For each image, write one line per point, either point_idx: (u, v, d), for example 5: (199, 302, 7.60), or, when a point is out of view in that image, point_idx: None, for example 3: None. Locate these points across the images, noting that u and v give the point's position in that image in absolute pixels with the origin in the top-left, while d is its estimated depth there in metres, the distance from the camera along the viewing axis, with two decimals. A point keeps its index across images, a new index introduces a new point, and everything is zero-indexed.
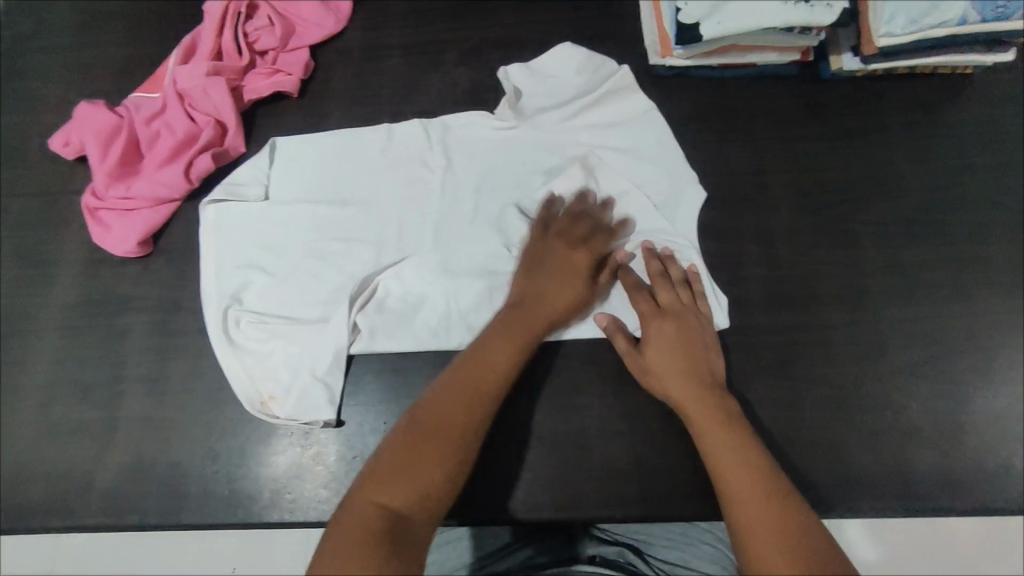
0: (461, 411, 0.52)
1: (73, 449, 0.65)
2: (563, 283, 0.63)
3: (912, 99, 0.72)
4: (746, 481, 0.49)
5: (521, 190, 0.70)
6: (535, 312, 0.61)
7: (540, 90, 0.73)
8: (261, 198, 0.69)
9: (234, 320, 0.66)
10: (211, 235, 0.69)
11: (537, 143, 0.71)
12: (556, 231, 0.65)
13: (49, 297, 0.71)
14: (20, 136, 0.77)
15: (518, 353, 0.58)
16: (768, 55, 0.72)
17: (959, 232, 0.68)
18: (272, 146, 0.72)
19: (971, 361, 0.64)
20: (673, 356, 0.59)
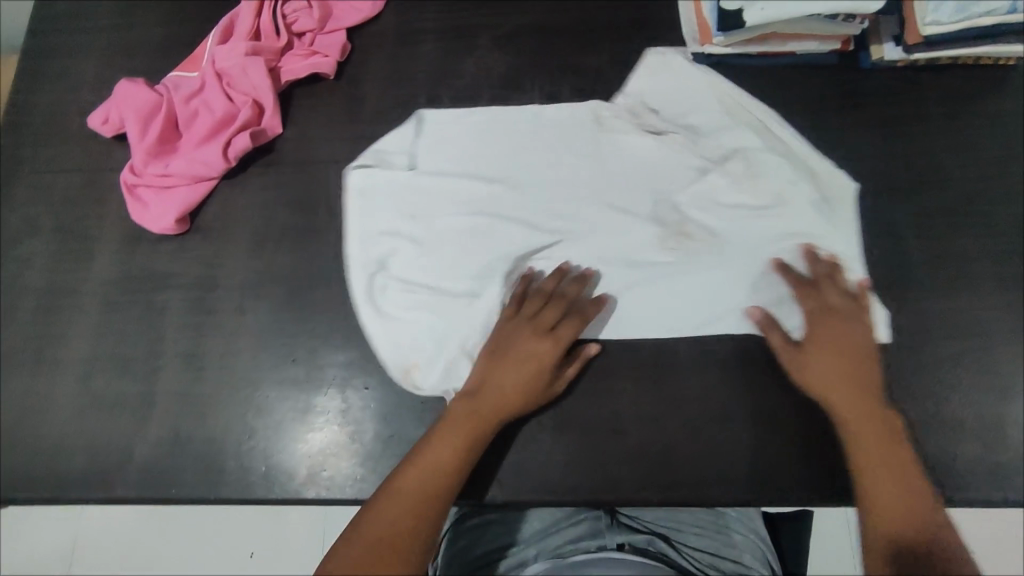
0: (408, 520, 0.55)
1: (112, 423, 0.66)
2: (518, 378, 0.61)
3: (954, 90, 0.72)
4: (905, 492, 0.54)
5: (670, 182, 0.69)
6: (488, 410, 0.60)
7: (669, 89, 0.73)
8: (405, 168, 0.71)
9: (380, 286, 0.67)
10: (355, 200, 0.70)
11: (689, 125, 0.71)
12: (525, 315, 0.63)
13: (87, 272, 0.71)
14: (59, 114, 0.77)
15: (466, 455, 0.58)
16: (808, 43, 0.71)
17: (1000, 224, 0.68)
18: (418, 119, 0.73)
19: (1011, 354, 0.64)
20: (840, 351, 0.60)
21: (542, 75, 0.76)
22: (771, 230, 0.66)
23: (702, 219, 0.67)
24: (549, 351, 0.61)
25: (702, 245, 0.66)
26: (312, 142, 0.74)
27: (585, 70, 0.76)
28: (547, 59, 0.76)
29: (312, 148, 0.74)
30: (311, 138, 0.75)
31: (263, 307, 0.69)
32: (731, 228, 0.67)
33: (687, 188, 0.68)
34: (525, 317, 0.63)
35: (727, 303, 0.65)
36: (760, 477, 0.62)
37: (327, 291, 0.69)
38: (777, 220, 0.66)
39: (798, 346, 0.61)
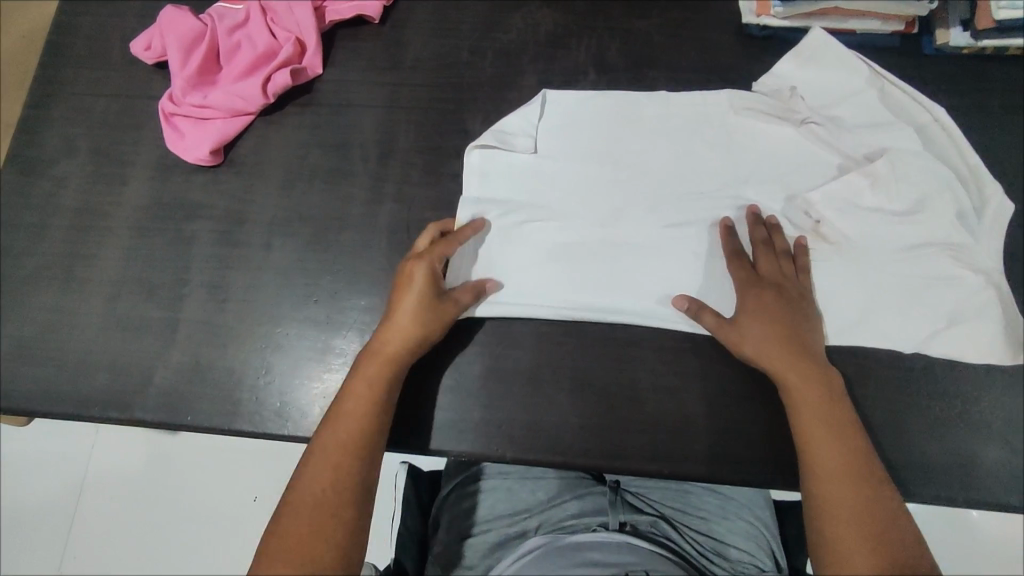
0: (329, 475, 0.52)
1: (135, 345, 0.67)
2: (394, 331, 0.59)
3: (1021, 83, 0.69)
4: (838, 459, 0.52)
5: (803, 182, 0.66)
6: (375, 371, 0.57)
7: (818, 84, 0.69)
8: (529, 151, 0.69)
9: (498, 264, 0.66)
10: (475, 180, 0.68)
11: (830, 122, 0.67)
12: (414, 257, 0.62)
13: (121, 196, 0.72)
14: (102, 38, 0.77)
15: (374, 398, 0.56)
16: (870, 22, 0.69)
17: None
18: (542, 98, 0.71)
19: None
20: (776, 328, 0.58)
21: (589, 35, 0.74)
22: (911, 240, 0.63)
23: (836, 220, 0.64)
24: (422, 265, 0.61)
25: (833, 248, 0.64)
26: (352, 85, 0.74)
27: (633, 34, 0.74)
28: (597, 20, 0.75)
29: (351, 91, 0.73)
30: (351, 82, 0.74)
31: (290, 245, 0.69)
32: (868, 236, 0.64)
33: (827, 186, 0.64)
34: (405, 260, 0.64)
35: (863, 309, 0.62)
36: (776, 458, 0.61)
37: (354, 235, 0.69)
38: (921, 232, 0.63)
39: (728, 321, 0.60)
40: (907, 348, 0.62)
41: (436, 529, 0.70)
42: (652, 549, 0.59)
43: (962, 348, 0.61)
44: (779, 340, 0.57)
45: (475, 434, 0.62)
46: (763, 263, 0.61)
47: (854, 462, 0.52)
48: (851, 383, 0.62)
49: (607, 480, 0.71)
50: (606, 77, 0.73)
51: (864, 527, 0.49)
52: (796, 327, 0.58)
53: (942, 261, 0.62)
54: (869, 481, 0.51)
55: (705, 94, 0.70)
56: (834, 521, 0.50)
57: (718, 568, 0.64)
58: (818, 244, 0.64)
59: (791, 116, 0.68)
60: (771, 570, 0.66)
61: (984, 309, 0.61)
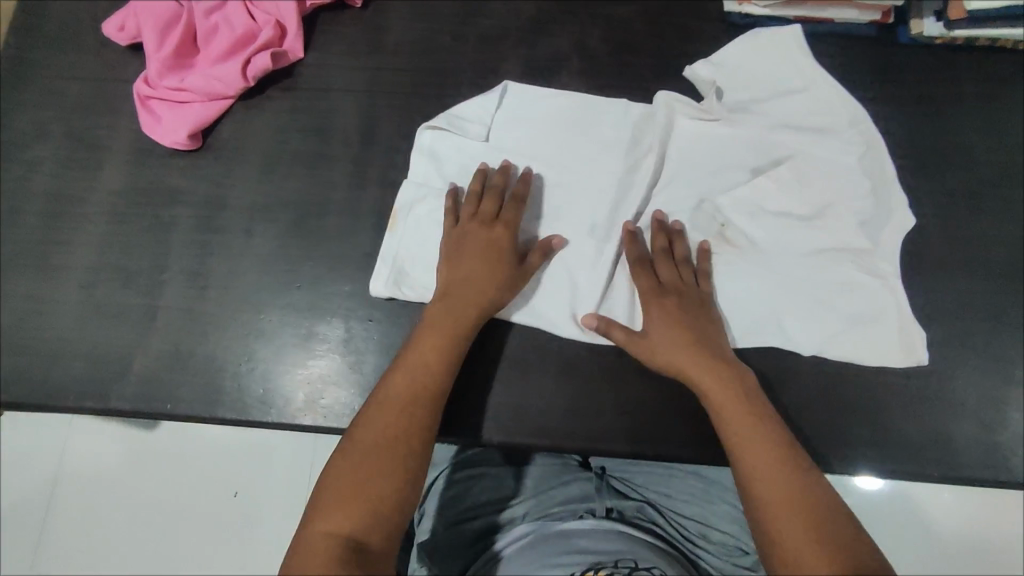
0: (393, 422, 0.53)
1: (111, 333, 0.65)
2: (469, 291, 0.59)
3: (989, 72, 0.71)
4: (762, 446, 0.51)
5: (718, 183, 0.66)
6: (447, 327, 0.58)
7: (745, 81, 0.69)
8: (480, 140, 0.68)
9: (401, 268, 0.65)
10: (424, 161, 0.67)
11: (750, 126, 0.67)
12: (473, 218, 0.62)
13: (95, 182, 0.70)
14: (73, 19, 0.75)
15: (441, 354, 0.58)
16: (847, 12, 0.70)
17: (1018, 211, 0.67)
18: (503, 89, 0.70)
19: (1016, 338, 0.64)
20: (677, 334, 0.58)
21: (572, 22, 0.74)
22: (814, 245, 0.64)
23: (742, 225, 0.65)
24: (505, 233, 0.61)
25: (739, 252, 0.65)
26: (333, 69, 0.73)
27: (616, 21, 0.74)
28: (580, 7, 0.75)
29: (332, 76, 0.72)
30: (333, 66, 0.73)
31: (271, 231, 0.68)
32: (772, 240, 0.65)
33: (735, 192, 0.66)
34: (465, 220, 0.62)
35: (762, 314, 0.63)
36: None
37: (336, 222, 0.68)
38: (824, 236, 0.65)
39: (636, 334, 0.59)
40: (805, 349, 0.63)
41: (420, 517, 0.69)
42: (643, 539, 0.60)
43: (858, 354, 0.63)
44: (686, 346, 0.57)
45: (461, 419, 0.62)
46: (664, 271, 0.61)
47: (778, 454, 0.51)
48: (813, 380, 0.63)
49: (593, 467, 0.72)
50: (590, 63, 0.73)
51: (807, 515, 0.47)
52: (698, 334, 0.58)
53: (845, 269, 0.64)
54: (795, 461, 0.51)
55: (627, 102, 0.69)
56: (778, 516, 0.48)
57: (704, 552, 0.66)
58: (723, 248, 0.65)
59: (708, 116, 0.68)
60: (755, 551, 0.67)
61: (881, 315, 0.63)
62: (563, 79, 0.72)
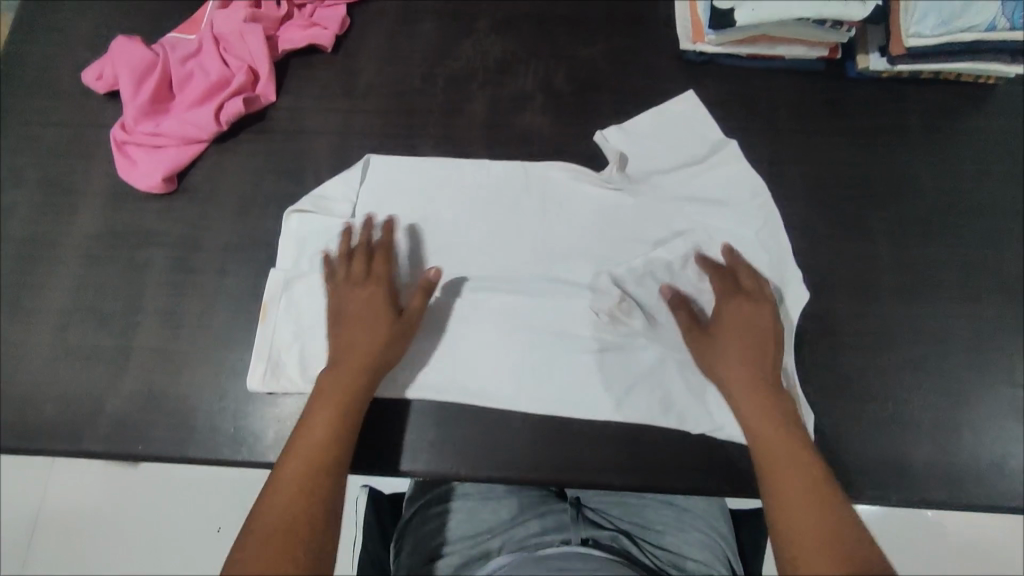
0: (297, 495, 0.52)
1: (83, 375, 0.66)
2: (348, 348, 0.60)
3: (933, 104, 0.74)
4: (788, 478, 0.52)
5: (610, 259, 0.69)
6: (337, 390, 0.58)
7: (646, 151, 0.72)
8: (346, 217, 0.70)
9: (279, 361, 0.65)
10: (291, 248, 0.69)
11: (638, 207, 0.71)
12: (348, 278, 0.63)
13: (72, 226, 0.71)
14: (55, 68, 0.78)
15: (341, 419, 0.57)
16: (797, 49, 0.73)
17: (965, 236, 0.70)
18: (365, 162, 0.72)
19: (970, 360, 0.66)
20: (737, 341, 0.60)
21: (536, 62, 0.77)
22: None
23: (640, 297, 0.67)
24: (376, 289, 0.62)
25: (633, 327, 0.66)
26: (307, 111, 0.75)
27: (578, 60, 0.77)
28: (543, 48, 0.78)
29: (304, 118, 0.75)
30: (305, 109, 0.75)
31: (244, 271, 0.70)
32: (663, 317, 0.67)
33: (632, 263, 0.68)
34: (344, 281, 0.63)
35: (646, 395, 0.64)
36: (717, 464, 0.63)
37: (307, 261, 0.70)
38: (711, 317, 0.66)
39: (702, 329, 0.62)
40: (696, 429, 0.63)
41: (399, 555, 0.70)
42: (616, 558, 0.60)
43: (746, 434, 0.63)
44: (745, 359, 0.59)
45: (430, 452, 0.63)
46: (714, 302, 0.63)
47: (806, 483, 0.51)
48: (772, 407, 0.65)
49: (567, 498, 0.73)
50: (553, 102, 0.76)
51: (832, 538, 0.48)
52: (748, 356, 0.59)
53: None
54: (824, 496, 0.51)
55: (527, 171, 0.72)
56: (805, 538, 0.48)
57: None
58: (620, 322, 0.66)
59: (606, 185, 0.71)
60: None
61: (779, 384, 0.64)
62: (528, 118, 0.75)
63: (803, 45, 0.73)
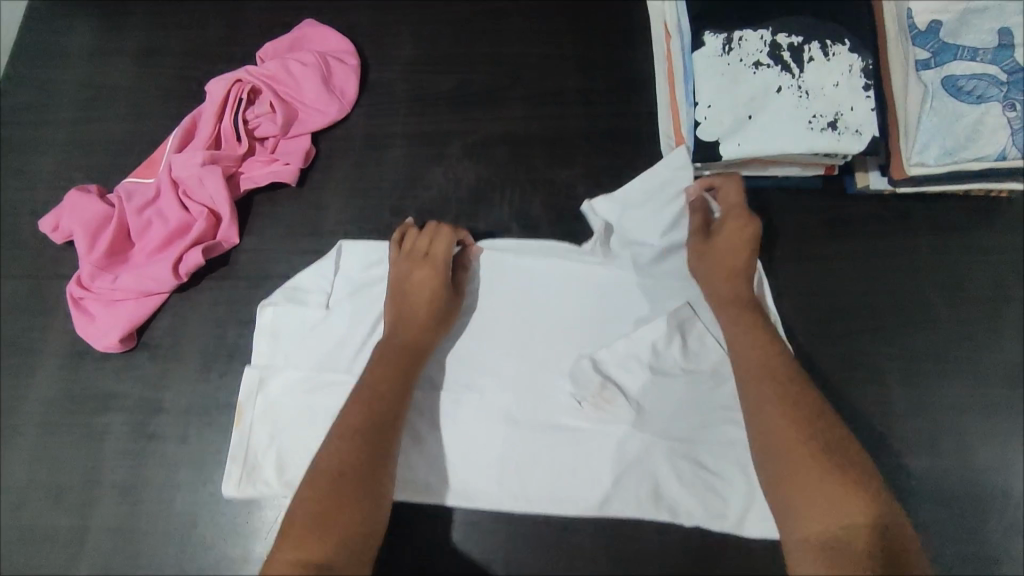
0: (360, 446, 0.53)
1: (42, 558, 0.63)
2: (410, 310, 0.61)
3: (943, 220, 0.68)
4: (790, 399, 0.52)
5: (593, 341, 0.65)
6: (393, 350, 0.60)
7: (636, 223, 0.67)
8: (320, 307, 0.66)
9: (252, 464, 0.62)
10: (264, 341, 0.65)
11: (621, 284, 0.66)
12: (408, 249, 0.64)
13: (28, 389, 0.68)
14: (14, 214, 0.75)
15: (398, 378, 0.58)
16: (791, 169, 0.67)
17: (986, 372, 0.64)
18: (338, 250, 0.68)
19: (997, 518, 0.61)
20: (733, 262, 0.60)
21: (512, 188, 0.73)
22: (692, 417, 0.61)
23: (622, 381, 0.63)
24: (433, 271, 0.62)
25: (618, 415, 0.62)
26: (271, 253, 0.71)
27: (557, 183, 0.73)
28: (518, 171, 0.73)
29: (269, 261, 0.71)
30: (269, 250, 0.71)
31: (206, 435, 0.66)
32: (646, 399, 0.62)
33: (614, 346, 0.63)
34: (409, 250, 0.64)
35: (634, 490, 0.60)
36: None
37: None
38: (701, 399, 0.62)
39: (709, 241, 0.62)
40: (690, 521, 0.59)
41: None
42: None
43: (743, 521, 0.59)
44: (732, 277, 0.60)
45: None
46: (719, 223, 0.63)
47: (810, 410, 0.51)
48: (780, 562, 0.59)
49: None
50: (530, 232, 0.71)
51: (827, 451, 0.49)
52: (732, 298, 0.60)
53: (724, 430, 0.61)
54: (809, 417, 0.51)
55: (507, 245, 0.68)
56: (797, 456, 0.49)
57: None
58: (605, 408, 0.62)
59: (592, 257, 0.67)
60: None
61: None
62: None
63: (798, 166, 0.67)
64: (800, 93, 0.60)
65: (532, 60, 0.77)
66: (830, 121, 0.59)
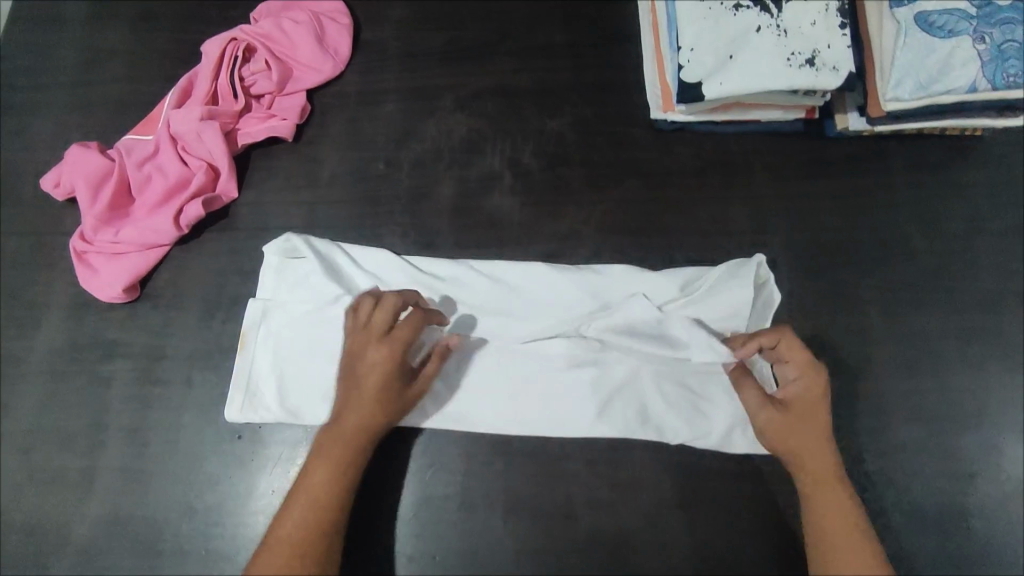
0: (304, 551, 0.51)
1: (51, 501, 0.65)
2: (354, 403, 0.55)
3: (920, 159, 0.71)
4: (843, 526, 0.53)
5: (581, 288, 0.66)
6: (335, 443, 0.55)
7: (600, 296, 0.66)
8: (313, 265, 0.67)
9: (256, 389, 0.65)
10: (270, 278, 0.68)
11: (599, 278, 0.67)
12: (362, 323, 0.57)
13: (34, 341, 0.70)
14: (14, 174, 0.76)
15: (339, 474, 0.55)
16: (773, 113, 0.69)
17: (962, 303, 0.67)
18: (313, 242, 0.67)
19: (975, 439, 0.63)
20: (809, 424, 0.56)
21: (502, 140, 0.75)
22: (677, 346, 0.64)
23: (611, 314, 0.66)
24: (389, 359, 0.55)
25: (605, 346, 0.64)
26: (269, 206, 0.73)
27: (546, 134, 0.74)
28: (509, 123, 0.75)
29: (267, 213, 0.73)
30: (267, 203, 0.73)
31: (210, 379, 0.68)
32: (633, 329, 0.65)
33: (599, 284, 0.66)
34: (361, 328, 0.57)
35: (621, 414, 0.63)
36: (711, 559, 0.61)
37: None
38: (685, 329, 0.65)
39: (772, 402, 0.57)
40: (675, 440, 0.63)
41: None
42: None
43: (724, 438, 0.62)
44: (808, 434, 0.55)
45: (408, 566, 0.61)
46: (783, 389, 0.57)
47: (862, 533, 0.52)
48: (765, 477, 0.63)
49: None
50: (521, 181, 0.73)
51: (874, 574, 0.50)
52: (830, 474, 0.55)
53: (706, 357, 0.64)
54: (861, 536, 0.52)
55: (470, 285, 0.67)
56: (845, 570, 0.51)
57: None
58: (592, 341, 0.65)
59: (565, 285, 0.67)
60: None
61: None
62: (496, 199, 0.72)
63: (779, 109, 0.69)
64: (779, 32, 0.62)
65: (520, 16, 0.79)
66: (807, 58, 0.61)
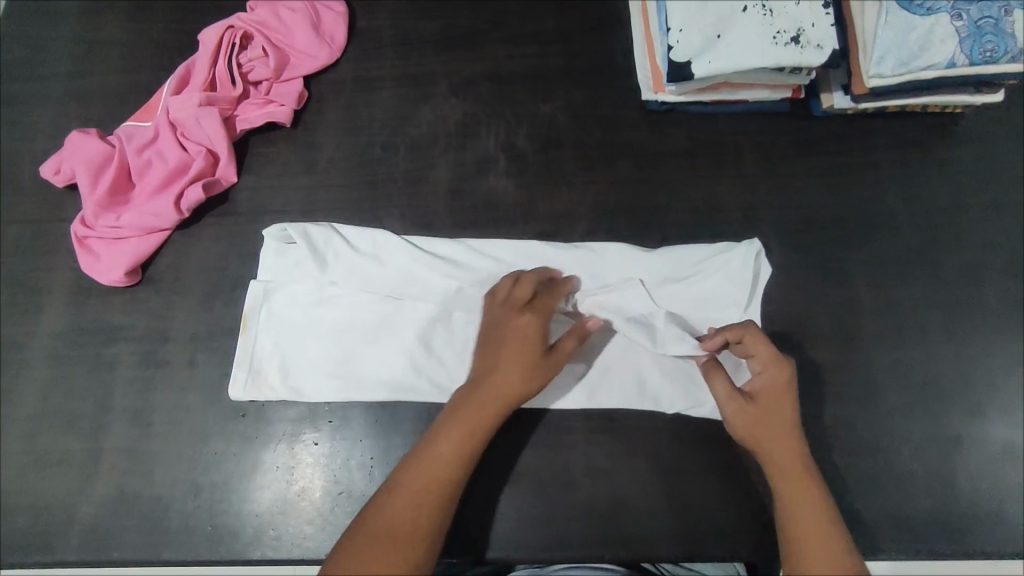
0: (419, 512, 0.53)
1: (57, 482, 0.66)
2: (497, 369, 0.58)
3: (903, 136, 0.73)
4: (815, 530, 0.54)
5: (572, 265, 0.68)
6: (468, 409, 0.57)
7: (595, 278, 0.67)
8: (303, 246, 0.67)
9: (259, 366, 0.67)
10: (271, 259, 0.69)
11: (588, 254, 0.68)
12: (505, 298, 0.61)
13: (36, 325, 0.70)
14: (13, 162, 0.77)
15: (468, 442, 0.56)
16: (760, 92, 0.71)
17: (946, 274, 0.69)
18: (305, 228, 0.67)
19: (960, 403, 0.65)
20: (778, 419, 0.58)
21: (497, 123, 0.76)
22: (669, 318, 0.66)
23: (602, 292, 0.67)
24: (533, 321, 0.59)
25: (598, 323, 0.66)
26: (269, 191, 0.74)
27: (540, 117, 0.76)
28: (503, 106, 0.77)
29: (267, 197, 0.74)
30: (266, 187, 0.74)
31: (213, 360, 0.69)
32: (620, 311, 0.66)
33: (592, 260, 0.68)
34: (501, 303, 0.61)
35: (615, 387, 0.65)
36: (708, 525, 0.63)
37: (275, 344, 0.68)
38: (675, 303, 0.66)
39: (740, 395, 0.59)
40: (671, 409, 0.64)
41: None
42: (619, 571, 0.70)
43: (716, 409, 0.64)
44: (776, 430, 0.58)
45: None
46: (750, 383, 0.60)
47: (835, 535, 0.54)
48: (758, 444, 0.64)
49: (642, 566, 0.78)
50: (516, 163, 0.74)
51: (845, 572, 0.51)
52: (797, 472, 0.56)
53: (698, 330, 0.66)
54: (832, 540, 0.53)
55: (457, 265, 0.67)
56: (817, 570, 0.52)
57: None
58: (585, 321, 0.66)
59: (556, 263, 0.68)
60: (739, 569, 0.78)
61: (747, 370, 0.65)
62: (492, 181, 0.74)
63: (765, 88, 0.71)
64: (764, 12, 0.64)
65: (512, 3, 0.80)
66: (793, 36, 0.63)
